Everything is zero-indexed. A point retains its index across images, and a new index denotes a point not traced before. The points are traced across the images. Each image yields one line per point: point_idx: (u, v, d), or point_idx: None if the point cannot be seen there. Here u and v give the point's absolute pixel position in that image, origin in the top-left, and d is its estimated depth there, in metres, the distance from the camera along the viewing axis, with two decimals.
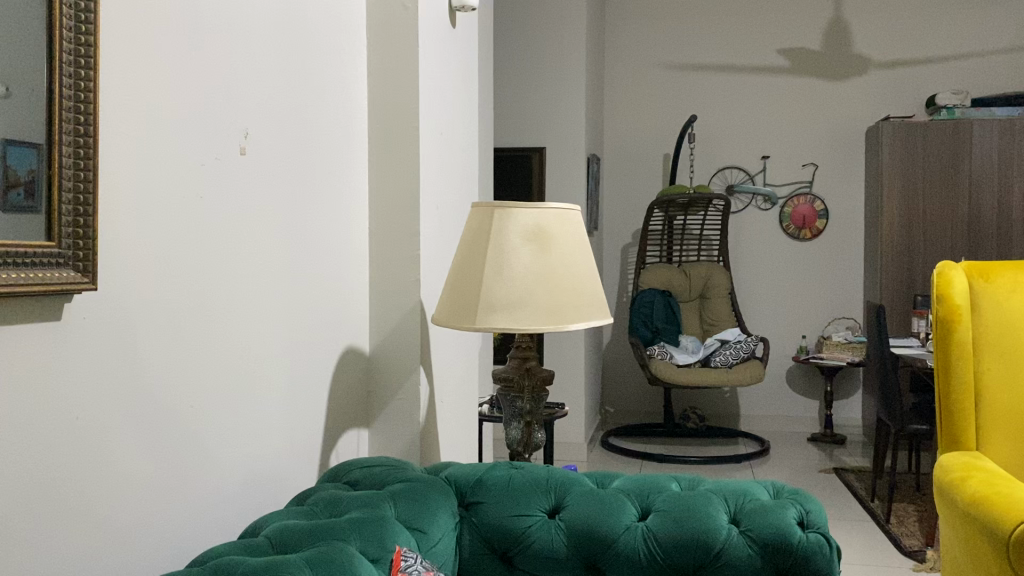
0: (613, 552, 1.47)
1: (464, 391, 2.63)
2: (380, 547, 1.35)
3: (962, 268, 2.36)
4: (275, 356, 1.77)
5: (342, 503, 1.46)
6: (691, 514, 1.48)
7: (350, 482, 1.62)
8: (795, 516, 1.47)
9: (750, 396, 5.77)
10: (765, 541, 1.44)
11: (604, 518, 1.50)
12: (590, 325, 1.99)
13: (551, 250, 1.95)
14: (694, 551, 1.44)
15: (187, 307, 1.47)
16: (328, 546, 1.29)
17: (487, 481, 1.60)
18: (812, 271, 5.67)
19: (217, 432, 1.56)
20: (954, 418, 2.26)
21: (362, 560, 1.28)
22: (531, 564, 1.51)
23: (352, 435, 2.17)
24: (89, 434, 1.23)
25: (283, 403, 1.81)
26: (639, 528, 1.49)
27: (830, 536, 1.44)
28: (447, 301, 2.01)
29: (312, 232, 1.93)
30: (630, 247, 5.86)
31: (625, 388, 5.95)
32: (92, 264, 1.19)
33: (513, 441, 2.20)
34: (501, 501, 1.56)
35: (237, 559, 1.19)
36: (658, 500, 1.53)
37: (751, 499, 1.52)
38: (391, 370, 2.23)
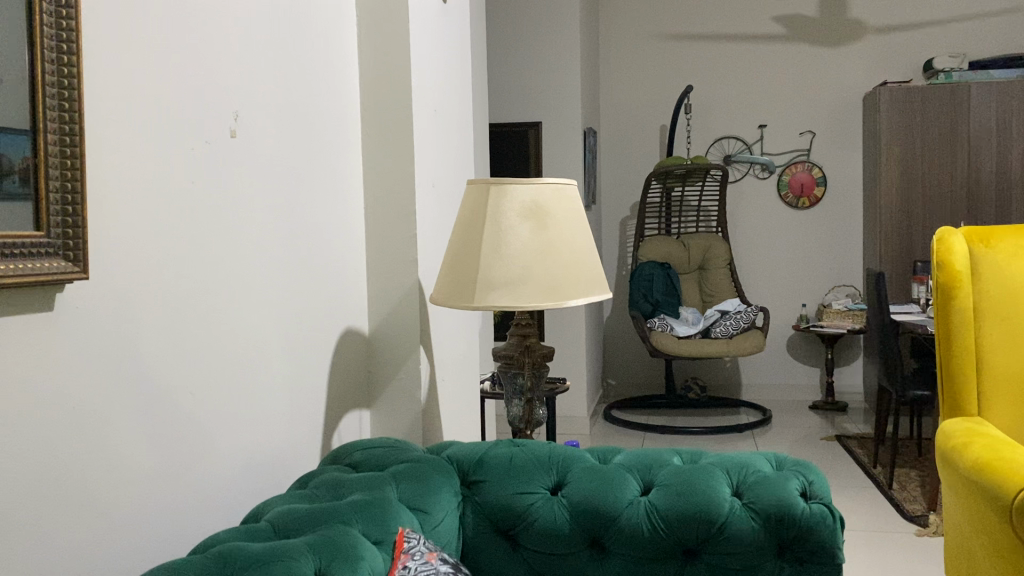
0: (616, 528, 1.47)
1: (465, 369, 2.63)
2: (384, 529, 1.34)
3: (962, 234, 2.34)
4: (274, 340, 1.76)
5: (345, 486, 1.46)
6: (693, 489, 1.48)
7: (352, 464, 1.62)
8: (798, 488, 1.47)
9: (751, 366, 5.78)
10: (768, 513, 1.44)
11: (606, 493, 1.50)
12: (590, 301, 1.97)
13: (548, 227, 1.94)
14: (697, 524, 1.44)
15: (182, 295, 1.45)
16: (330, 529, 1.28)
17: (488, 460, 1.60)
18: (811, 239, 5.65)
19: (218, 419, 1.55)
20: (955, 384, 2.26)
21: (365, 542, 1.28)
22: (534, 541, 1.51)
23: (353, 416, 2.17)
24: (89, 424, 1.23)
25: (284, 387, 1.80)
26: (642, 504, 1.48)
27: (833, 507, 1.44)
28: (444, 281, 2.00)
29: (307, 215, 1.91)
30: (628, 220, 5.83)
31: (626, 361, 5.95)
32: (83, 254, 1.18)
33: (515, 419, 2.20)
34: (503, 480, 1.55)
35: (239, 545, 1.19)
36: (661, 475, 1.53)
37: (753, 472, 1.51)
38: (391, 350, 2.23)
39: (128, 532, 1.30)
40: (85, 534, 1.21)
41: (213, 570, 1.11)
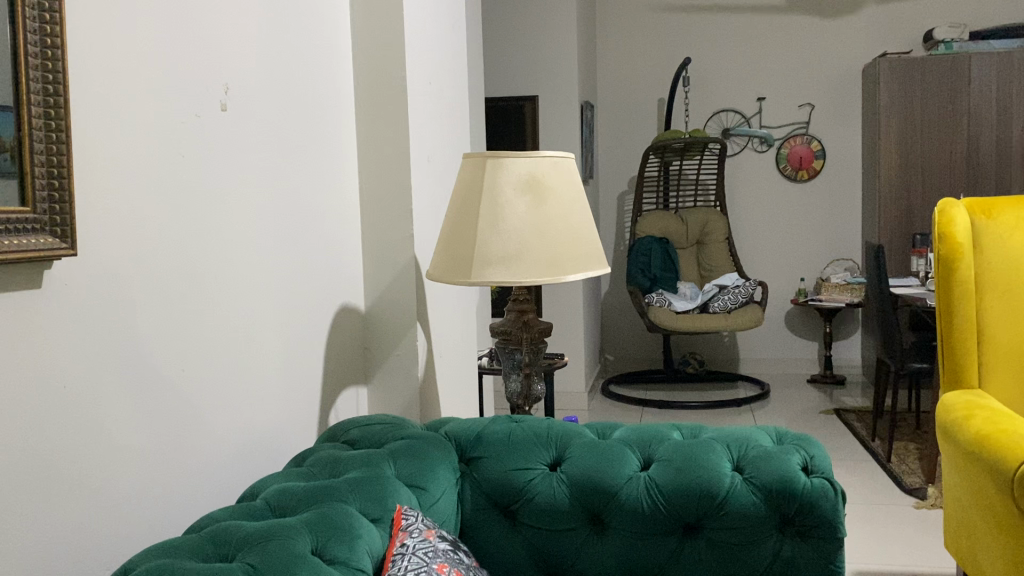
0: (616, 503, 1.46)
1: (463, 345, 2.61)
2: (381, 507, 1.33)
3: (963, 205, 2.32)
4: (268, 319, 1.74)
5: (341, 463, 1.44)
6: (694, 464, 1.46)
7: (349, 441, 1.61)
8: (798, 462, 1.46)
9: (749, 340, 5.78)
10: (769, 488, 1.42)
11: (605, 469, 1.48)
12: (589, 277, 1.95)
13: (546, 201, 1.91)
14: (697, 499, 1.43)
15: (174, 271, 1.43)
16: (327, 507, 1.27)
17: (487, 436, 1.59)
18: (810, 213, 5.62)
19: (213, 397, 1.53)
20: (955, 357, 2.24)
21: (362, 520, 1.26)
22: (533, 518, 1.49)
23: (350, 394, 2.15)
24: (79, 405, 1.21)
25: (279, 364, 1.78)
26: (642, 479, 1.47)
27: (834, 481, 1.43)
28: (441, 256, 1.97)
29: (300, 191, 1.88)
30: (626, 195, 5.80)
31: (625, 336, 5.94)
32: (71, 230, 1.15)
33: (513, 395, 2.19)
34: (502, 456, 1.54)
35: (234, 524, 1.17)
36: (661, 450, 1.52)
37: (754, 446, 1.50)
38: (388, 326, 2.21)
39: (122, 514, 1.28)
40: (79, 515, 1.20)
41: (207, 550, 1.10)
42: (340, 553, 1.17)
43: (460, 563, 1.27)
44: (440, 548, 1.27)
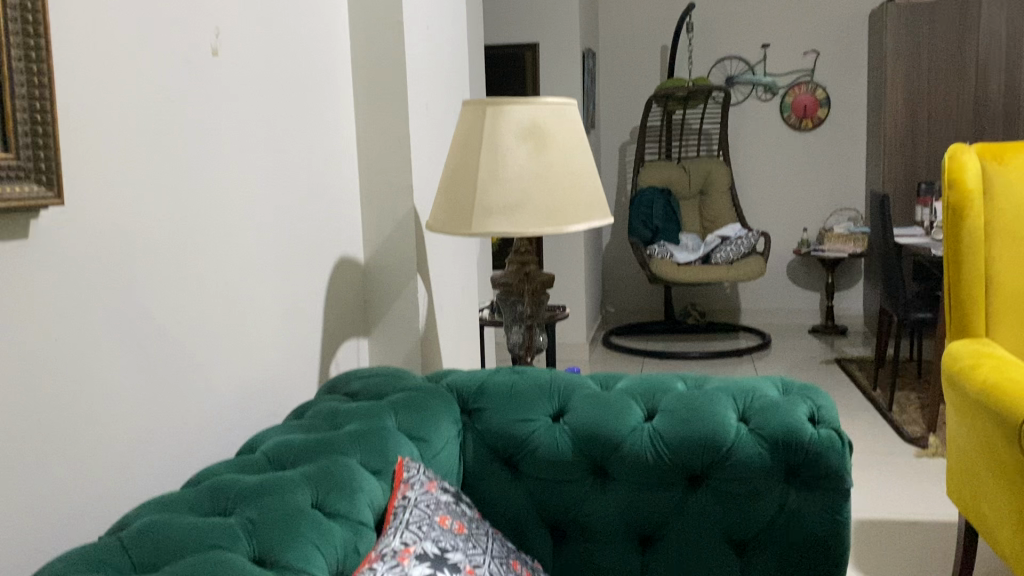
0: (619, 455, 1.44)
1: (464, 297, 2.59)
2: (382, 459, 1.31)
3: (974, 150, 2.27)
4: (265, 271, 1.71)
5: (342, 415, 1.42)
6: (699, 415, 1.44)
7: (349, 394, 1.58)
8: (806, 413, 1.43)
9: (751, 291, 5.75)
10: (775, 439, 1.41)
11: (609, 420, 1.46)
12: (591, 226, 1.91)
13: (548, 148, 1.86)
14: (703, 450, 1.41)
15: (166, 222, 1.39)
16: (327, 459, 1.25)
17: (489, 387, 1.57)
18: (814, 162, 5.55)
19: (210, 351, 1.51)
20: (963, 306, 2.21)
21: (363, 472, 1.25)
22: (536, 469, 1.48)
23: (350, 346, 2.13)
24: (72, 358, 1.18)
25: (277, 317, 1.76)
26: (646, 430, 1.45)
27: (842, 432, 1.41)
28: (441, 206, 1.93)
29: (296, 140, 1.83)
30: (628, 144, 5.72)
31: (626, 288, 5.92)
32: (57, 177, 1.11)
33: (515, 346, 2.16)
34: (504, 407, 1.52)
35: (233, 478, 1.16)
36: (665, 401, 1.50)
37: (760, 396, 1.48)
38: (387, 278, 2.17)
39: (120, 468, 1.26)
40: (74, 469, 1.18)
41: (206, 505, 1.08)
42: (341, 507, 1.15)
43: (463, 515, 1.25)
44: (442, 501, 1.25)
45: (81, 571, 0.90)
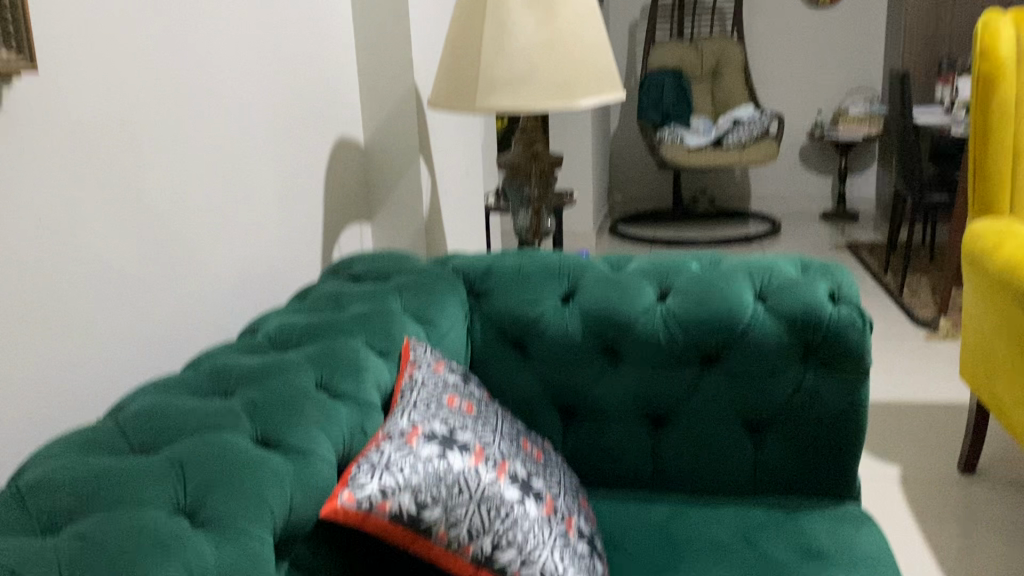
0: (632, 335, 1.40)
1: (468, 180, 2.50)
2: (388, 341, 1.27)
3: (1010, 18, 2.13)
4: (260, 150, 1.63)
5: (345, 298, 1.38)
6: (714, 294, 1.39)
7: (353, 276, 1.53)
8: (826, 291, 1.38)
9: (761, 177, 5.63)
10: (793, 318, 1.36)
11: (621, 301, 1.42)
12: (602, 101, 1.81)
13: (556, 16, 1.74)
14: (718, 330, 1.37)
15: (151, 95, 1.30)
16: (331, 341, 1.21)
17: (496, 269, 1.52)
18: (832, 40, 5.31)
19: (206, 233, 1.45)
20: (988, 184, 2.12)
21: (368, 354, 1.21)
22: (545, 350, 1.44)
23: (352, 231, 2.07)
24: (59, 238, 1.12)
25: (275, 198, 1.69)
26: (659, 311, 1.41)
27: (862, 310, 1.36)
28: (443, 81, 1.82)
29: (286, 8, 1.71)
30: (637, 23, 5.47)
31: (634, 174, 5.80)
32: (27, 42, 1.02)
33: (521, 230, 2.09)
34: (512, 289, 1.47)
35: (233, 360, 1.12)
36: (680, 280, 1.44)
37: (778, 275, 1.42)
38: (389, 159, 2.09)
39: (117, 350, 1.23)
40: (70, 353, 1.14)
41: (206, 387, 1.05)
42: (347, 388, 1.12)
43: (471, 396, 1.22)
44: (450, 383, 1.21)
45: (77, 452, 0.87)
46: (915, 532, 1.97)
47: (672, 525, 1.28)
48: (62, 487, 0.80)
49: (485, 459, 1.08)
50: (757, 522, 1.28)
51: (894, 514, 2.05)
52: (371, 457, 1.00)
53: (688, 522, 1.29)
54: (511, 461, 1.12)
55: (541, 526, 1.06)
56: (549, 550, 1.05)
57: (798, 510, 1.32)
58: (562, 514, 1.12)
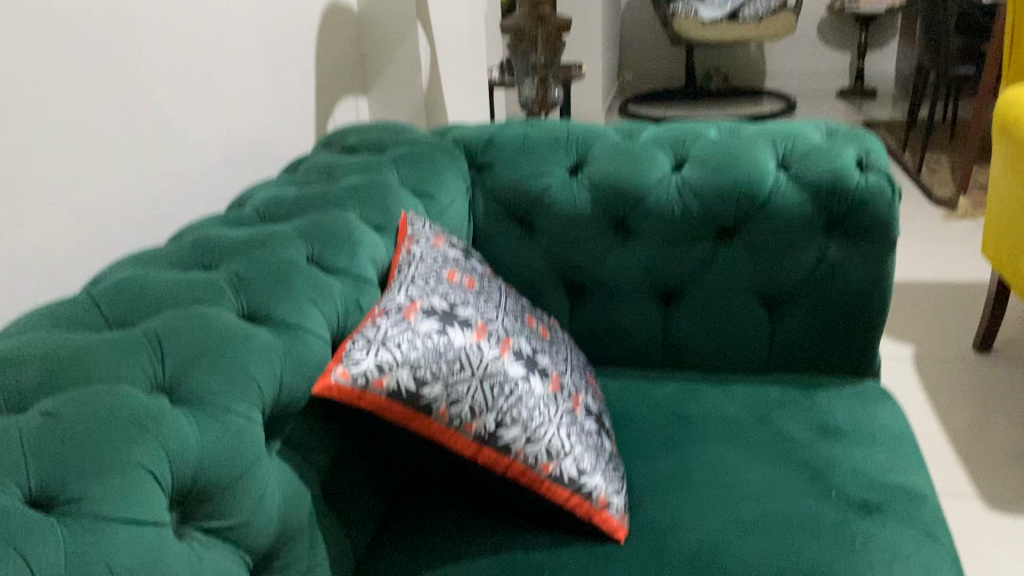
0: (644, 207, 1.32)
1: (471, 51, 2.36)
2: (384, 214, 1.19)
3: None
4: (245, 10, 1.50)
5: (338, 170, 1.29)
6: (733, 162, 1.30)
7: (346, 148, 1.44)
8: (853, 158, 1.29)
9: (777, 52, 5.38)
10: (818, 187, 1.27)
11: (633, 171, 1.32)
12: None
13: None
14: (736, 201, 1.29)
15: None
16: (322, 213, 1.13)
17: (500, 139, 1.42)
18: None
19: (189, 99, 1.34)
20: None
21: (362, 227, 1.13)
22: (553, 225, 1.36)
23: (348, 104, 1.95)
24: (25, 100, 1.03)
25: (263, 65, 1.57)
26: (674, 181, 1.32)
27: (892, 177, 1.26)
28: None
29: None
30: None
31: (644, 50, 5.55)
32: None
33: (527, 102, 1.97)
34: (517, 160, 1.38)
35: (218, 233, 1.04)
36: (696, 148, 1.35)
37: (802, 141, 1.32)
38: (385, 24, 1.95)
39: (98, 227, 1.15)
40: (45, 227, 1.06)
41: (189, 261, 0.98)
42: (340, 262, 1.05)
43: (473, 271, 1.15)
44: (451, 257, 1.14)
45: (46, 327, 0.81)
46: (928, 412, 1.94)
47: (684, 404, 1.24)
48: (29, 364, 0.74)
49: (488, 335, 1.02)
50: (773, 400, 1.23)
51: (907, 393, 2.02)
52: (367, 333, 0.94)
53: (701, 401, 1.24)
54: (515, 337, 1.06)
55: (547, 404, 1.01)
56: (556, 428, 1.00)
57: (816, 388, 1.27)
58: (569, 392, 1.07)
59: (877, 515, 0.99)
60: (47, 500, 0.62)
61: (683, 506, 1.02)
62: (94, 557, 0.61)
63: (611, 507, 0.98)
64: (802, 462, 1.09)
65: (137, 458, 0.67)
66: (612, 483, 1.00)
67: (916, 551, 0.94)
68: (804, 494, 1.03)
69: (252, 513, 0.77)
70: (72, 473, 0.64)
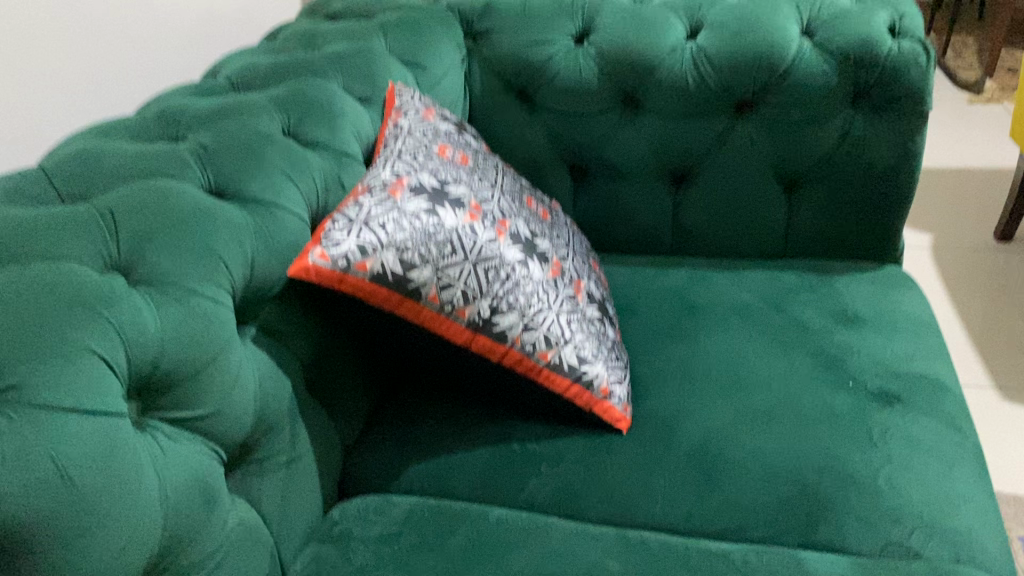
0: (655, 78, 1.21)
1: None
2: (369, 85, 1.09)
3: None
4: None
5: (319, 37, 1.18)
6: (754, 27, 1.18)
7: (330, 16, 1.31)
8: (885, 23, 1.17)
9: None
10: (846, 56, 1.15)
11: (644, 39, 1.21)
12: None
13: None
14: (756, 72, 1.18)
15: None
16: (300, 83, 1.03)
17: (498, 5, 1.29)
18: None
19: None
20: None
21: (345, 98, 1.03)
22: (555, 100, 1.25)
23: None
24: None
25: None
26: (688, 50, 1.20)
27: (927, 44, 1.15)
28: None
29: None
30: None
31: None
32: None
33: None
34: (517, 28, 1.26)
35: (184, 104, 0.95)
36: (714, 11, 1.22)
37: (830, 4, 1.20)
38: None
39: (64, 93, 1.04)
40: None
41: (151, 133, 0.89)
42: (319, 136, 0.96)
43: (467, 147, 1.05)
44: (442, 131, 1.04)
45: None
46: (944, 301, 1.87)
47: (693, 290, 1.17)
48: None
49: (483, 214, 0.93)
50: (788, 288, 1.16)
51: (923, 282, 1.95)
52: (349, 211, 0.85)
53: (711, 288, 1.17)
54: (513, 218, 0.97)
55: (546, 289, 0.93)
56: (555, 315, 0.92)
57: (833, 274, 1.20)
58: (570, 277, 0.99)
59: (896, 405, 0.94)
60: None
61: (690, 395, 0.96)
62: (37, 449, 0.55)
63: (613, 397, 0.93)
64: (817, 350, 1.03)
65: (86, 342, 0.61)
66: (615, 372, 0.94)
67: (937, 442, 0.89)
68: (819, 384, 0.97)
69: (221, 403, 0.71)
70: (10, 357, 0.57)
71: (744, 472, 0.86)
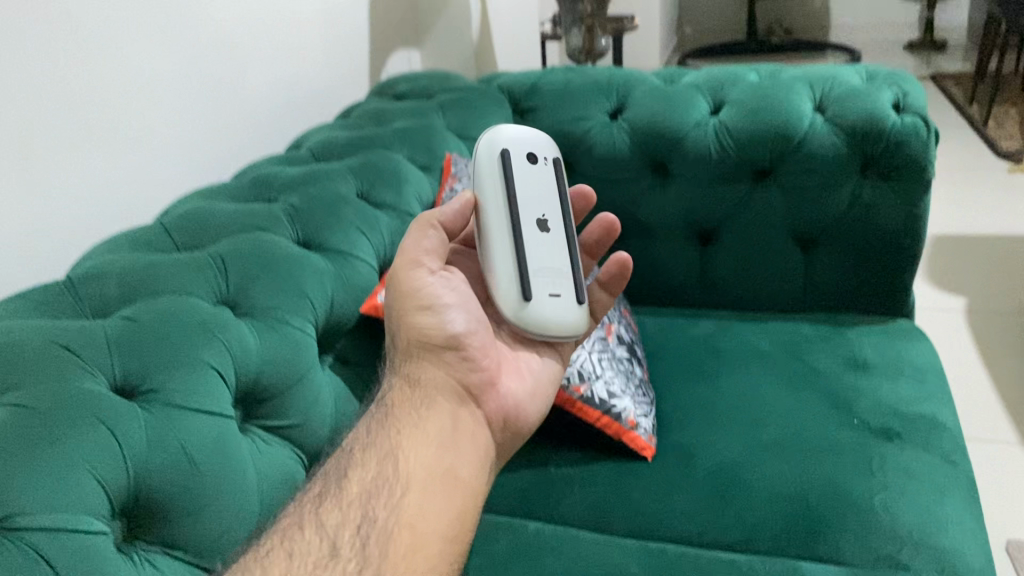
0: (681, 148, 1.31)
1: None
2: (429, 154, 1.23)
3: None
4: None
5: (387, 113, 1.32)
6: (771, 103, 1.29)
7: (395, 96, 1.45)
8: (890, 99, 1.26)
9: None
10: (853, 127, 1.25)
11: (672, 112, 1.32)
12: None
13: None
14: (771, 138, 1.27)
15: None
16: (373, 153, 1.17)
17: (543, 85, 1.43)
18: None
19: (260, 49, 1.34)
20: None
21: (408, 165, 1.18)
22: (593, 169, 1.36)
23: (400, 57, 1.88)
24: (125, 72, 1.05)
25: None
26: (711, 123, 1.31)
27: (928, 118, 1.23)
28: None
29: None
30: None
31: None
32: None
33: (575, 52, 1.98)
34: (556, 106, 1.39)
35: (276, 170, 1.10)
36: (734, 92, 1.33)
37: (840, 83, 1.30)
38: None
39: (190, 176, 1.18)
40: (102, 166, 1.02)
41: (250, 194, 1.04)
42: (387, 197, 1.11)
43: None
44: None
45: (134, 263, 0.85)
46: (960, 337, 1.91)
47: (720, 339, 1.26)
48: (138, 309, 0.78)
49: None
50: (804, 336, 1.25)
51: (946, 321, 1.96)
52: None
53: (734, 337, 1.26)
54: None
55: None
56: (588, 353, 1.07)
57: (847, 326, 1.29)
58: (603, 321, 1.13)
59: (896, 441, 1.03)
60: (131, 390, 0.72)
61: (710, 429, 1.07)
62: (171, 438, 0.70)
63: (638, 428, 1.05)
64: (829, 394, 1.12)
65: (205, 358, 0.76)
66: (641, 407, 1.06)
67: (930, 473, 0.99)
68: (825, 421, 1.07)
69: (305, 417, 0.86)
70: (154, 368, 0.73)
71: (754, 496, 0.97)
